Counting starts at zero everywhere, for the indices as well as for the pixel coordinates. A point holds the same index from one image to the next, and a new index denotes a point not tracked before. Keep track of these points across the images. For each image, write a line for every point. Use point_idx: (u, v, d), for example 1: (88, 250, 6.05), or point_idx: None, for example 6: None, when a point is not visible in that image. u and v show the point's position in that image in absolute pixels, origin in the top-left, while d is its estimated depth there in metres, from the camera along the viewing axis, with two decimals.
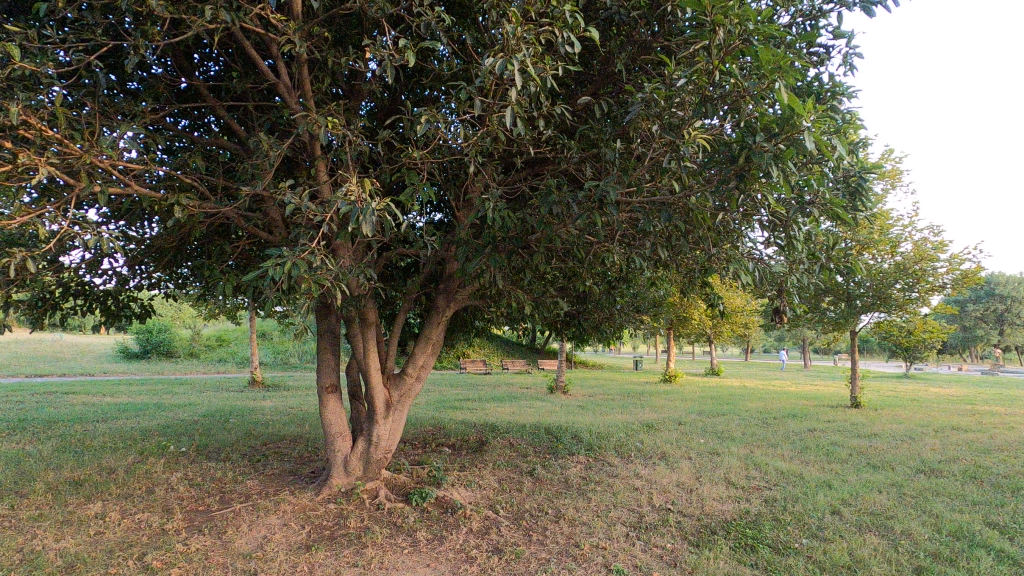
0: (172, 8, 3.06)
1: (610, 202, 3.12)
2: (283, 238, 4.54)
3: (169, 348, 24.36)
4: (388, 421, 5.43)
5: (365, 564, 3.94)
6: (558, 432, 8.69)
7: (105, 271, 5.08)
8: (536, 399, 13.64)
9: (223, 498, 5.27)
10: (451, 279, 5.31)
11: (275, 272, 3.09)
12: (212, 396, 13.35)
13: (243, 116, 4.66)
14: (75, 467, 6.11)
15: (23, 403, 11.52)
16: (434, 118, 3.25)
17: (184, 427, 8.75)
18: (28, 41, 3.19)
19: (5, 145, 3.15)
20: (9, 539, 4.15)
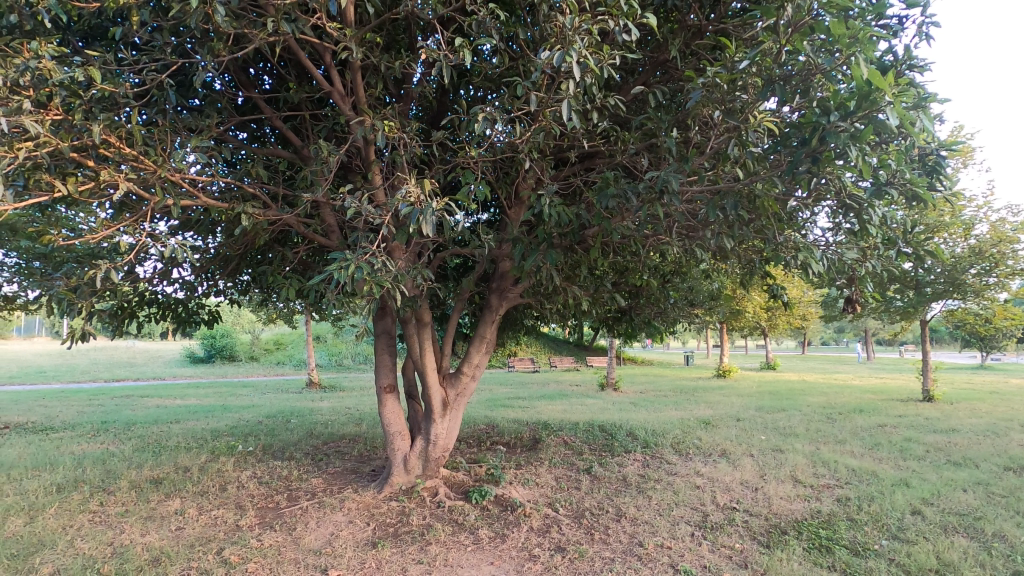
0: (236, 23, 3.18)
1: (672, 192, 3.03)
2: (341, 243, 4.64)
3: (231, 352, 25.63)
4: (446, 420, 5.49)
5: (430, 561, 3.98)
6: (613, 430, 8.58)
7: (175, 280, 5.33)
8: (587, 396, 13.56)
9: (291, 496, 5.45)
10: (504, 277, 5.32)
11: (340, 275, 3.16)
12: (273, 397, 13.93)
13: (298, 125, 4.79)
14: (154, 466, 6.48)
15: (104, 406, 12.33)
16: (490, 116, 3.25)
17: (250, 428, 9.15)
18: (106, 64, 3.39)
19: (87, 164, 3.35)
20: (100, 534, 4.42)
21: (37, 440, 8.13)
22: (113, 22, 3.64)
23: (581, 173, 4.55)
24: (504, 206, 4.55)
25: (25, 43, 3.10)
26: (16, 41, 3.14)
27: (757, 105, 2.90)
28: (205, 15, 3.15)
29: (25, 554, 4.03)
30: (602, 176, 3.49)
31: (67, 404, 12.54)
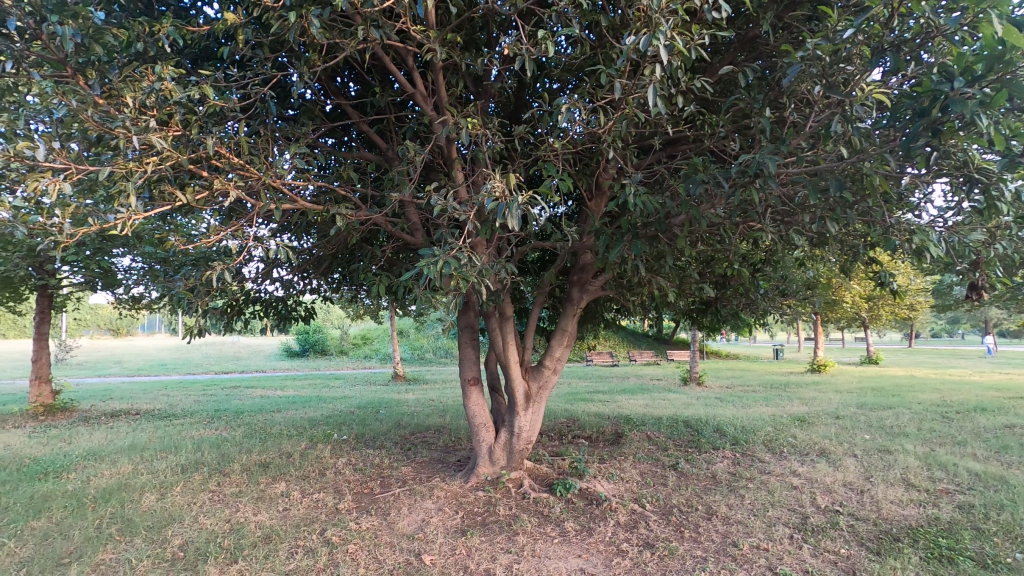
0: (330, 34, 3.36)
1: (768, 175, 2.87)
2: (426, 240, 4.78)
3: (323, 347, 27.31)
4: (529, 413, 5.53)
5: (518, 551, 4.04)
6: (699, 426, 8.29)
7: (275, 279, 5.72)
8: (669, 391, 13.19)
9: (383, 482, 5.72)
10: (584, 269, 5.29)
11: (429, 270, 3.27)
12: (363, 390, 14.69)
13: (382, 128, 4.98)
14: (262, 451, 7.03)
15: (216, 396, 13.53)
16: (574, 107, 3.22)
17: (343, 417, 9.70)
18: (217, 82, 3.69)
19: (202, 174, 3.66)
20: (219, 511, 4.86)
21: (164, 425, 9.06)
22: (221, 43, 3.96)
23: (665, 160, 4.42)
24: (585, 198, 4.51)
25: (149, 68, 3.44)
26: (142, 66, 3.48)
27: (865, 76, 2.69)
28: (303, 29, 3.36)
29: (158, 526, 4.50)
30: (690, 161, 3.37)
31: (185, 394, 13.86)
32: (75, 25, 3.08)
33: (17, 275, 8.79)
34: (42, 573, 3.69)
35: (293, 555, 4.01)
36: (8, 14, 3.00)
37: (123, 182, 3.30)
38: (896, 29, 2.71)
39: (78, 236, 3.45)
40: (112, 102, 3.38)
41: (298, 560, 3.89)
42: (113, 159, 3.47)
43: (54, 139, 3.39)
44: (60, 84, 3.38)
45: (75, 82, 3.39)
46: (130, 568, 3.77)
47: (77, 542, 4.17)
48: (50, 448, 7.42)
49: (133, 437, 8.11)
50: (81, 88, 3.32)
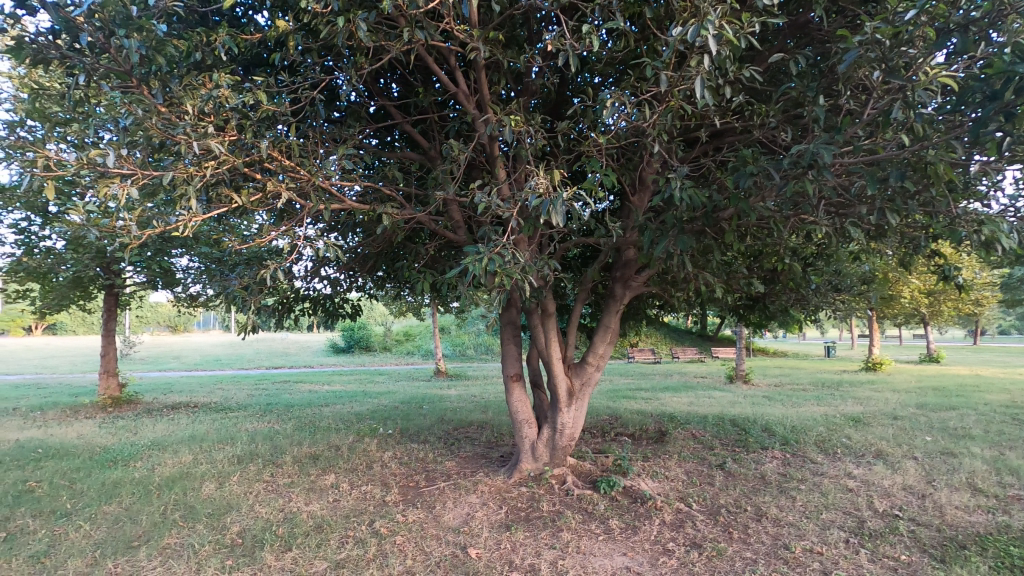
0: (377, 37, 3.43)
1: (823, 166, 2.77)
2: (469, 237, 4.82)
3: (368, 343, 27.98)
4: (572, 409, 5.51)
5: (563, 548, 4.04)
6: (747, 425, 8.08)
7: (324, 277, 5.89)
8: (714, 389, 12.91)
9: (429, 476, 5.83)
10: (628, 265, 5.23)
11: (474, 267, 3.30)
12: (406, 385, 14.98)
13: (425, 128, 5.05)
14: (312, 444, 7.27)
15: (267, 390, 14.07)
16: (620, 101, 3.18)
17: (389, 412, 9.92)
18: (269, 88, 3.82)
19: (256, 177, 3.81)
20: (274, 500, 5.06)
21: (220, 418, 9.47)
22: (273, 50, 4.10)
23: (712, 153, 4.32)
24: (629, 193, 4.45)
25: (206, 76, 3.59)
26: (201, 75, 3.64)
27: (929, 59, 2.56)
28: (351, 33, 3.44)
29: (218, 514, 4.72)
30: (739, 153, 3.28)
31: (238, 388, 14.46)
32: (140, 37, 3.24)
33: (87, 275, 9.35)
34: (114, 555, 3.92)
35: (344, 544, 4.14)
36: (81, 30, 3.19)
37: (184, 186, 3.47)
38: (963, 7, 2.56)
39: (143, 238, 3.65)
40: (174, 110, 3.55)
41: (349, 549, 4.00)
42: (175, 165, 3.65)
43: (122, 146, 3.59)
44: (126, 95, 3.57)
45: (140, 92, 3.57)
46: (193, 553, 3.97)
47: (145, 526, 4.42)
48: (119, 438, 7.89)
49: (193, 428, 8.52)
50: (145, 98, 3.50)
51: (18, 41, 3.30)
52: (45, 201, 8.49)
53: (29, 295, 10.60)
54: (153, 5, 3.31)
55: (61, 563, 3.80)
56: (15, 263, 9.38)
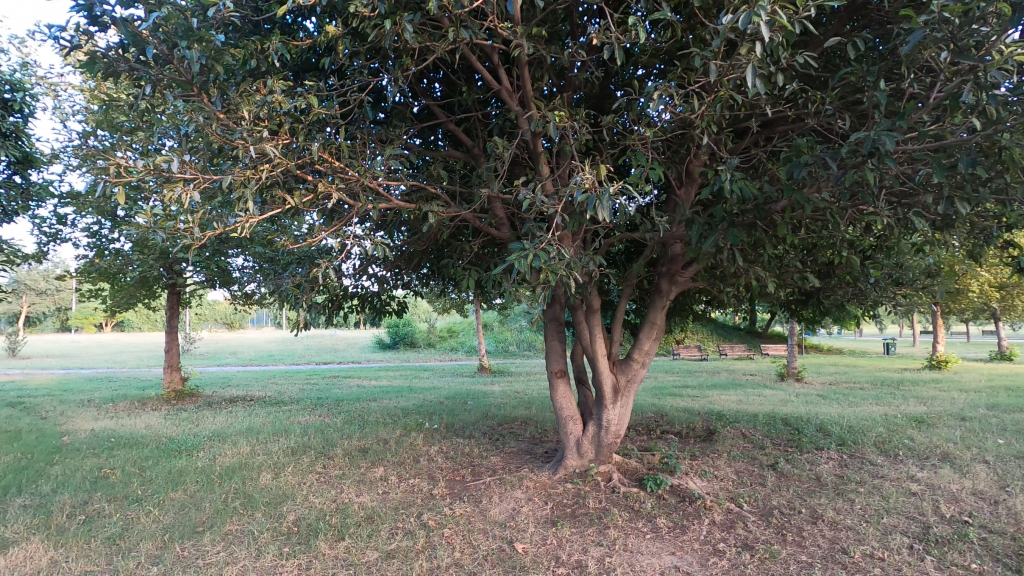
0: (423, 38, 3.49)
1: (884, 154, 2.65)
2: (513, 234, 4.84)
3: (412, 339, 28.52)
4: (618, 406, 5.45)
5: (609, 545, 4.01)
6: (800, 424, 7.81)
7: (371, 275, 6.04)
8: (764, 387, 12.54)
9: (474, 471, 5.90)
10: (674, 260, 5.14)
11: (519, 263, 3.31)
12: (451, 381, 15.20)
13: (469, 126, 5.10)
14: (361, 437, 7.47)
15: (318, 385, 14.54)
16: (667, 93, 3.12)
17: (434, 407, 10.09)
18: (319, 92, 3.94)
19: (307, 178, 3.93)
20: (327, 491, 5.24)
21: (274, 411, 9.86)
22: (322, 55, 4.23)
23: (763, 143, 4.18)
24: (675, 186, 4.37)
25: (261, 83, 3.74)
26: (255, 81, 3.79)
27: (1003, 36, 2.41)
28: (398, 35, 3.51)
29: (275, 503, 4.93)
30: (793, 143, 3.17)
31: (291, 382, 15.02)
32: (201, 48, 3.41)
33: (152, 275, 9.89)
34: (181, 539, 4.16)
35: (394, 535, 4.25)
36: (147, 43, 3.38)
37: (242, 189, 3.62)
38: None
39: (205, 238, 3.84)
40: (231, 116, 3.71)
41: (399, 540, 4.11)
42: (232, 168, 3.82)
43: (184, 152, 3.78)
44: (188, 103, 3.75)
45: (201, 100, 3.75)
46: (253, 539, 4.15)
47: (208, 513, 4.66)
48: (183, 429, 8.34)
49: (249, 421, 8.91)
50: (205, 105, 3.67)
51: (92, 56, 3.52)
52: (114, 206, 9.05)
53: (100, 294, 11.31)
54: (212, 17, 3.47)
55: (134, 545, 4.06)
56: (89, 264, 10.05)
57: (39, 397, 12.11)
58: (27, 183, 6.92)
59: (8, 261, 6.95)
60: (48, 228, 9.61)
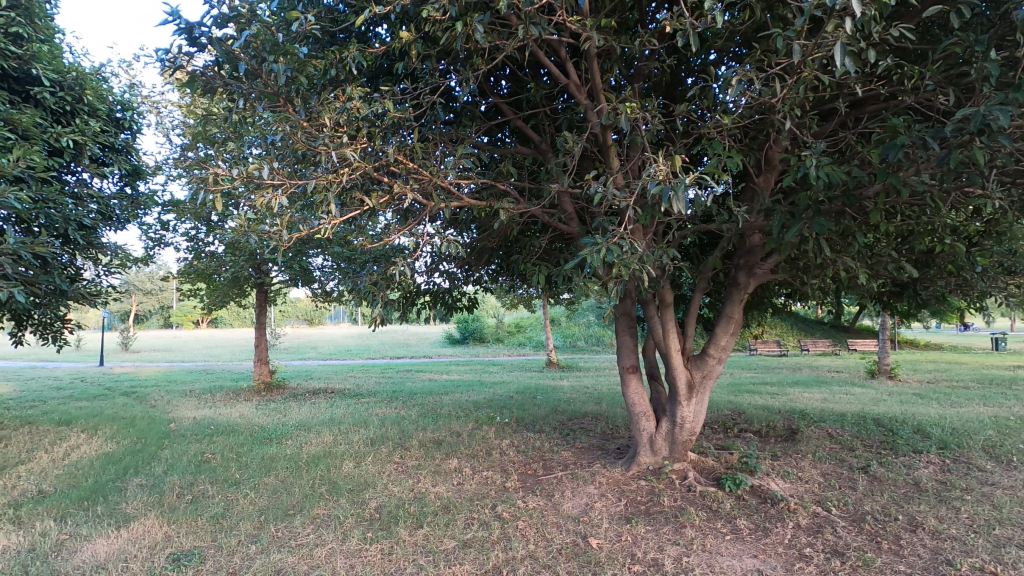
0: (493, 37, 3.53)
1: (997, 130, 2.42)
2: (584, 228, 4.80)
3: (481, 335, 29.04)
4: (692, 403, 5.30)
5: (687, 544, 3.92)
6: (894, 425, 7.27)
7: (443, 272, 6.19)
8: (851, 384, 11.77)
9: (546, 465, 5.93)
10: (752, 252, 4.92)
11: (592, 257, 3.29)
12: (520, 375, 15.33)
13: (536, 121, 5.10)
14: (435, 430, 7.70)
15: (393, 378, 15.11)
16: (747, 78, 2.99)
17: (504, 402, 10.22)
18: (393, 96, 4.09)
19: (384, 180, 4.09)
20: (405, 480, 5.45)
21: (353, 403, 10.35)
22: (395, 60, 4.38)
23: (851, 124, 3.92)
24: (753, 174, 4.19)
25: (340, 90, 3.93)
26: (335, 90, 3.99)
27: None
28: (468, 35, 3.57)
29: (357, 490, 5.18)
30: (888, 123, 2.95)
31: (368, 376, 15.69)
32: (286, 61, 3.63)
33: (242, 275, 10.63)
34: (275, 521, 4.46)
35: (470, 525, 4.37)
36: (239, 59, 3.64)
37: (324, 193, 3.83)
38: None
39: (291, 240, 4.09)
40: (314, 124, 3.92)
41: (474, 530, 4.21)
42: (316, 173, 4.04)
43: (272, 160, 4.04)
44: (275, 114, 4.00)
45: (287, 110, 3.99)
46: (339, 524, 4.39)
47: (298, 497, 4.98)
48: (273, 418, 8.93)
49: (332, 412, 9.40)
50: (291, 115, 3.91)
51: (191, 74, 3.83)
52: (210, 211, 9.80)
53: (198, 293, 12.28)
54: (296, 31, 3.68)
55: (235, 524, 4.40)
56: (188, 266, 10.94)
57: (148, 387, 13.35)
58: (137, 194, 7.63)
59: (122, 264, 7.70)
60: (154, 233, 10.55)
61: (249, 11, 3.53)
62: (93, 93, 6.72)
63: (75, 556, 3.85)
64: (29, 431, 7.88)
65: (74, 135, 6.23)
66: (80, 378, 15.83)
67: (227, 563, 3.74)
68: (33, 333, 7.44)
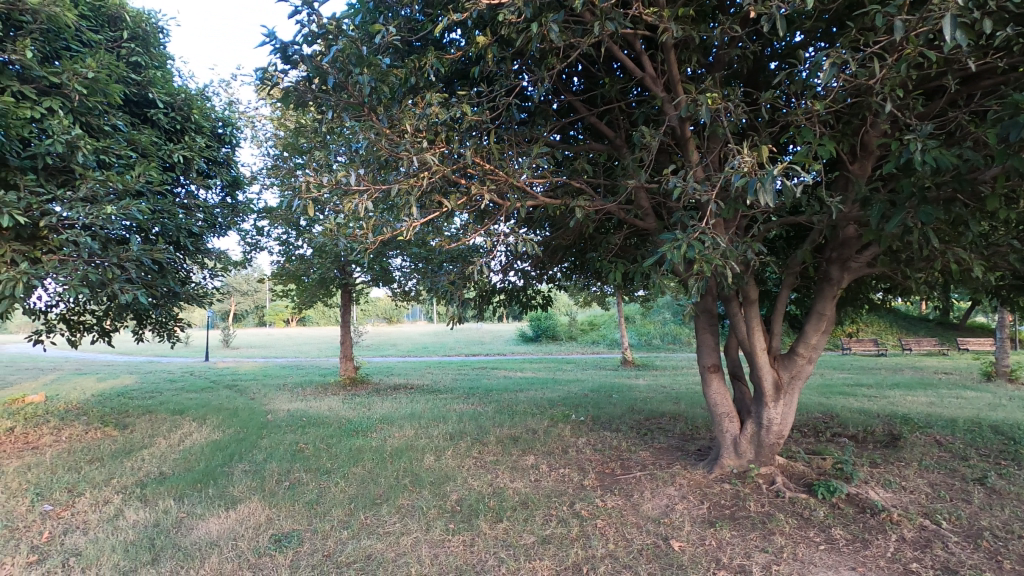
0: (568, 36, 3.54)
1: None
2: (663, 223, 4.69)
3: (554, 332, 29.07)
4: (780, 405, 5.04)
5: (776, 552, 3.75)
6: (1016, 433, 6.55)
7: (518, 271, 6.26)
8: (963, 387, 10.70)
9: (624, 465, 5.86)
10: (847, 244, 4.61)
11: (673, 254, 3.21)
12: (594, 374, 15.22)
13: (610, 117, 5.04)
14: (512, 426, 7.80)
15: (469, 375, 15.45)
16: (841, 59, 2.80)
17: (580, 400, 10.17)
18: (470, 100, 4.19)
19: (462, 182, 4.19)
20: (484, 475, 5.57)
21: (432, 398, 10.69)
22: (470, 64, 4.48)
23: (962, 103, 3.59)
24: (847, 161, 3.92)
25: (419, 97, 4.08)
26: (414, 96, 4.14)
27: None
28: (543, 35, 3.60)
29: (439, 482, 5.36)
30: (1008, 99, 2.68)
31: (445, 372, 16.14)
32: (370, 72, 3.82)
33: (329, 276, 11.27)
34: (364, 509, 4.71)
35: (549, 521, 4.40)
36: (328, 73, 3.87)
37: (406, 196, 3.99)
38: None
39: (376, 242, 4.29)
40: (395, 131, 4.09)
41: (553, 527, 4.24)
42: (397, 178, 4.22)
43: (358, 167, 4.26)
44: (360, 123, 4.22)
45: (370, 118, 4.20)
46: (423, 514, 4.57)
47: (384, 488, 5.22)
48: (358, 412, 9.41)
49: (412, 407, 9.76)
50: (375, 124, 4.11)
51: (285, 90, 4.11)
52: (299, 217, 10.44)
53: (289, 293, 13.13)
54: (379, 42, 3.87)
55: (328, 510, 4.69)
56: (280, 268, 11.73)
57: (247, 381, 14.46)
58: (237, 203, 8.28)
59: (224, 268, 8.38)
60: (250, 238, 11.40)
61: (336, 27, 3.75)
62: (199, 112, 7.36)
63: (192, 532, 4.26)
64: (150, 419, 8.77)
65: (184, 150, 6.85)
66: (189, 372, 17.35)
67: (322, 546, 3.99)
68: (152, 331, 8.26)
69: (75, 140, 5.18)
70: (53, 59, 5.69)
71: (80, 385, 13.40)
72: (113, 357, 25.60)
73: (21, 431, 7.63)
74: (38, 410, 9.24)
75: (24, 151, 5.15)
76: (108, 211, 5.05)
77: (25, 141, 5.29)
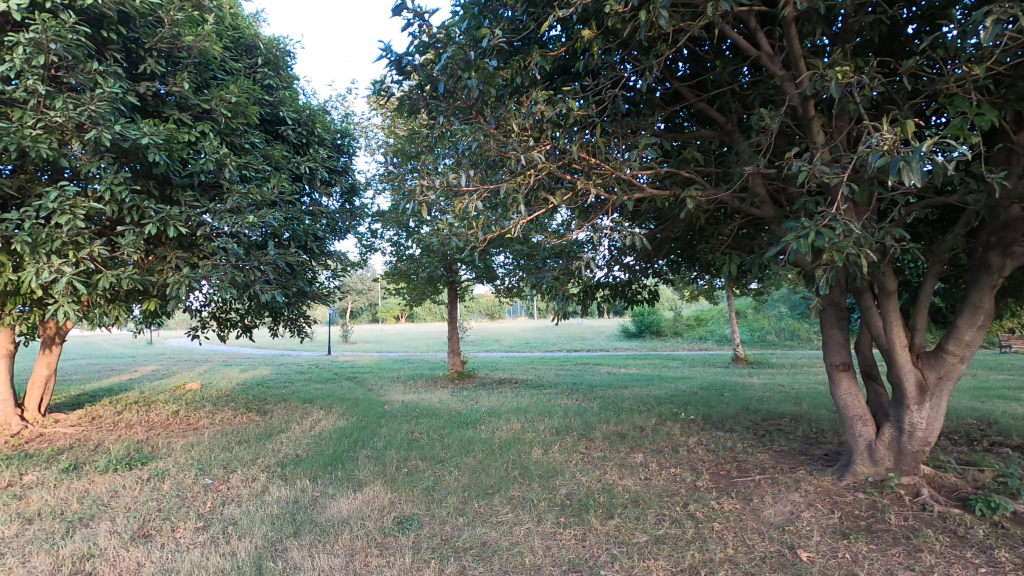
0: (677, 20, 3.42)
1: None
2: (785, 210, 4.37)
3: (658, 328, 28.17)
4: (925, 408, 4.51)
5: (925, 571, 3.37)
6: None
7: (622, 266, 6.15)
8: None
9: (741, 467, 5.56)
10: (1011, 226, 4.02)
11: (799, 243, 2.99)
12: (704, 371, 14.53)
13: (721, 101, 4.79)
14: (618, 423, 7.68)
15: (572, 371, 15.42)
16: (1007, 15, 2.45)
17: (689, 398, 9.78)
18: (574, 95, 4.19)
19: (568, 178, 4.20)
20: (593, 471, 5.55)
21: (537, 393, 10.80)
22: (573, 59, 4.48)
23: None
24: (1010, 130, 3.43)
25: (525, 97, 4.15)
26: (520, 97, 4.22)
27: None
28: (651, 22, 3.51)
29: (547, 476, 5.43)
30: None
31: (547, 367, 16.23)
32: (477, 76, 3.96)
33: (436, 274, 11.77)
34: (477, 498, 4.89)
35: (661, 521, 4.29)
36: (438, 80, 4.05)
37: (513, 195, 4.07)
38: None
39: (484, 240, 4.42)
40: (502, 132, 4.20)
41: (667, 528, 4.14)
42: (504, 178, 4.32)
43: (466, 169, 4.41)
44: (468, 126, 4.38)
45: (478, 121, 4.35)
46: (533, 506, 4.65)
47: (494, 479, 5.38)
48: (466, 405, 9.74)
49: (517, 401, 9.94)
50: (482, 125, 4.25)
51: (399, 99, 4.37)
52: (408, 219, 11.03)
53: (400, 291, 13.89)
54: (485, 47, 4.00)
55: (444, 497, 4.93)
56: (393, 268, 12.46)
57: (365, 374, 15.51)
58: (354, 208, 8.90)
59: (344, 268, 9.05)
60: (365, 241, 12.20)
61: (445, 36, 3.92)
62: (321, 126, 8.03)
63: (326, 510, 4.67)
64: (284, 407, 9.70)
65: (309, 162, 7.50)
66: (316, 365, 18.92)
67: (440, 531, 4.21)
68: (284, 327, 9.13)
69: (223, 158, 5.86)
70: (204, 89, 6.48)
71: (227, 375, 15.14)
72: (252, 350, 28.59)
73: (184, 414, 8.78)
74: (196, 396, 10.59)
75: (184, 170, 5.92)
76: (250, 220, 5.67)
77: (185, 162, 6.08)
